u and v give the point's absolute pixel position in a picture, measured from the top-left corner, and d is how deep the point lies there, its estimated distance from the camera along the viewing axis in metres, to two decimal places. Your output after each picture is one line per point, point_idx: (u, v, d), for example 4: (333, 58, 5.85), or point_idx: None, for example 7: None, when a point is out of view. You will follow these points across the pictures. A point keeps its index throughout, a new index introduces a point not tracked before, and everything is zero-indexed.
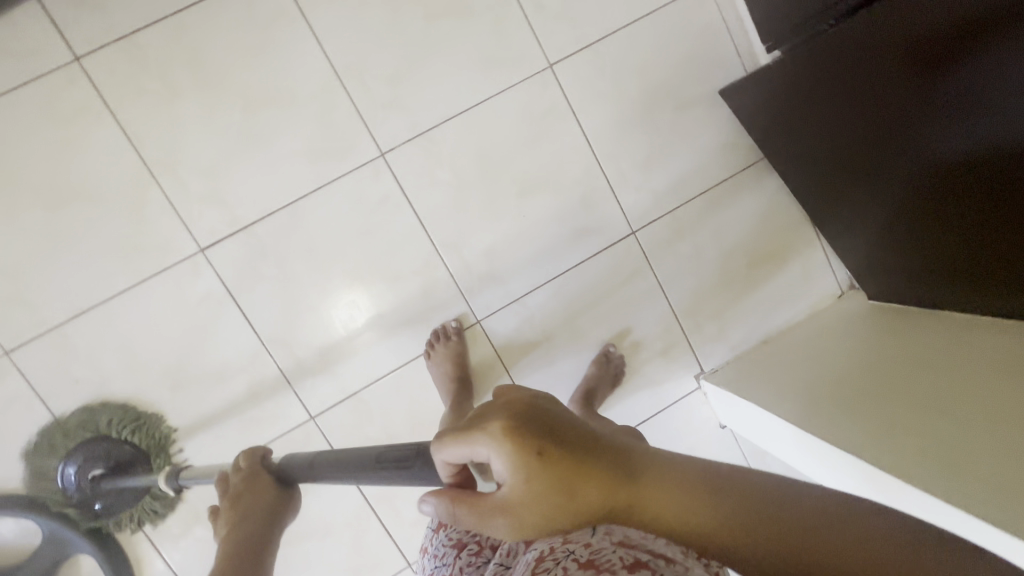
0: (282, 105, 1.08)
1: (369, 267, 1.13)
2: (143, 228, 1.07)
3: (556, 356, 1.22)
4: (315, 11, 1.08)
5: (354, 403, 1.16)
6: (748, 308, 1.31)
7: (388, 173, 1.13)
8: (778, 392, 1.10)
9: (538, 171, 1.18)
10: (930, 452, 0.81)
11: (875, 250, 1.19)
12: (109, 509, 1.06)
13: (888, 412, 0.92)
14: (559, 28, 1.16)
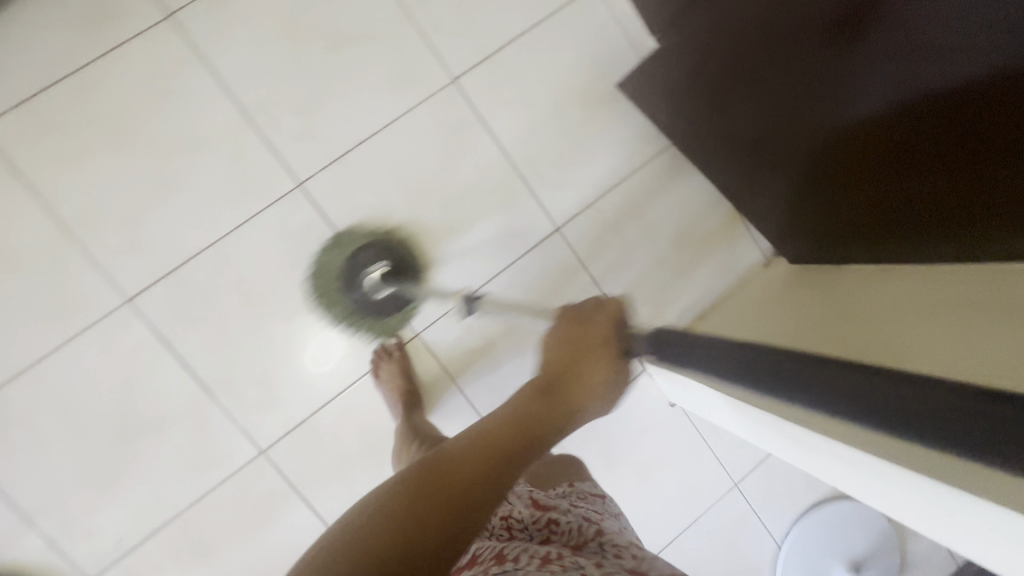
0: (192, 147, 1.05)
1: (303, 298, 1.09)
2: (66, 286, 1.04)
3: (500, 360, 1.15)
4: (213, 46, 1.05)
5: (304, 430, 1.11)
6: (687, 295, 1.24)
7: (307, 201, 1.08)
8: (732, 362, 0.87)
9: (460, 183, 1.14)
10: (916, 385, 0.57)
11: (816, 225, 1.06)
12: (359, 311, 1.11)
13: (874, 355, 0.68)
14: (458, 39, 1.12)
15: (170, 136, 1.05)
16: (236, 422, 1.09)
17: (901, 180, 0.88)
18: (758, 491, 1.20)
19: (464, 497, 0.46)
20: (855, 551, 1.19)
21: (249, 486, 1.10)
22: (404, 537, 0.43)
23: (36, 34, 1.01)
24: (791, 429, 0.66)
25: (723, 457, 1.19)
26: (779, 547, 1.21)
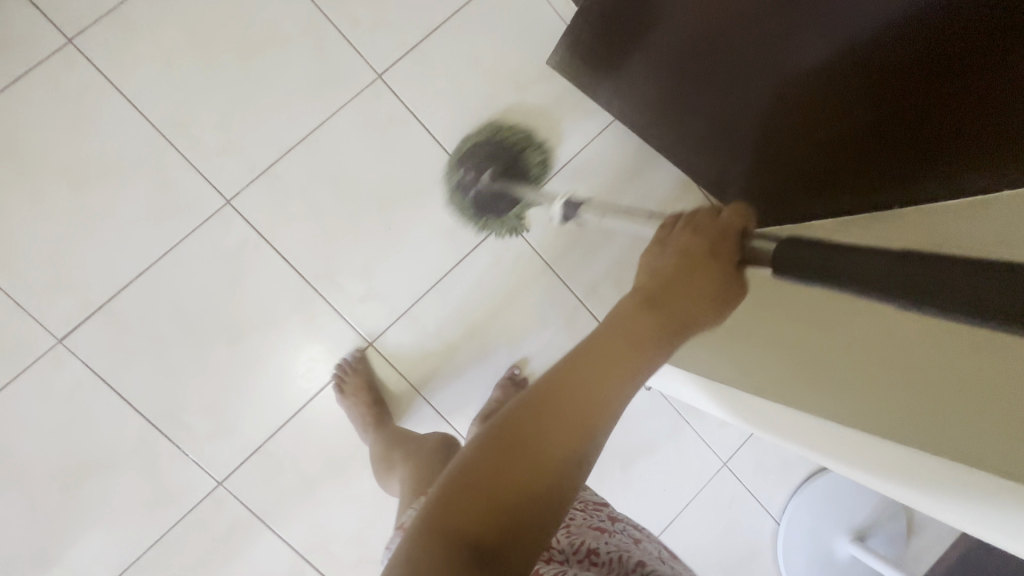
0: (338, 82, 1.05)
1: (419, 208, 1.09)
2: (169, 193, 1.00)
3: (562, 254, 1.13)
4: (355, 22, 1.06)
5: (407, 320, 1.10)
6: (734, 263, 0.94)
7: (390, 94, 1.07)
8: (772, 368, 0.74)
9: (547, 105, 1.14)
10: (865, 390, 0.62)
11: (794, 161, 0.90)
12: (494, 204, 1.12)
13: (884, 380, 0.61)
14: (550, 16, 1.12)
15: (259, 32, 1.02)
16: (342, 314, 1.07)
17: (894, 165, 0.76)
18: (749, 473, 1.25)
19: (530, 475, 0.40)
20: (858, 521, 1.25)
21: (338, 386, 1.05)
22: (492, 473, 0.40)
23: None
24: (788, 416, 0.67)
25: (709, 440, 1.23)
26: (778, 524, 1.26)
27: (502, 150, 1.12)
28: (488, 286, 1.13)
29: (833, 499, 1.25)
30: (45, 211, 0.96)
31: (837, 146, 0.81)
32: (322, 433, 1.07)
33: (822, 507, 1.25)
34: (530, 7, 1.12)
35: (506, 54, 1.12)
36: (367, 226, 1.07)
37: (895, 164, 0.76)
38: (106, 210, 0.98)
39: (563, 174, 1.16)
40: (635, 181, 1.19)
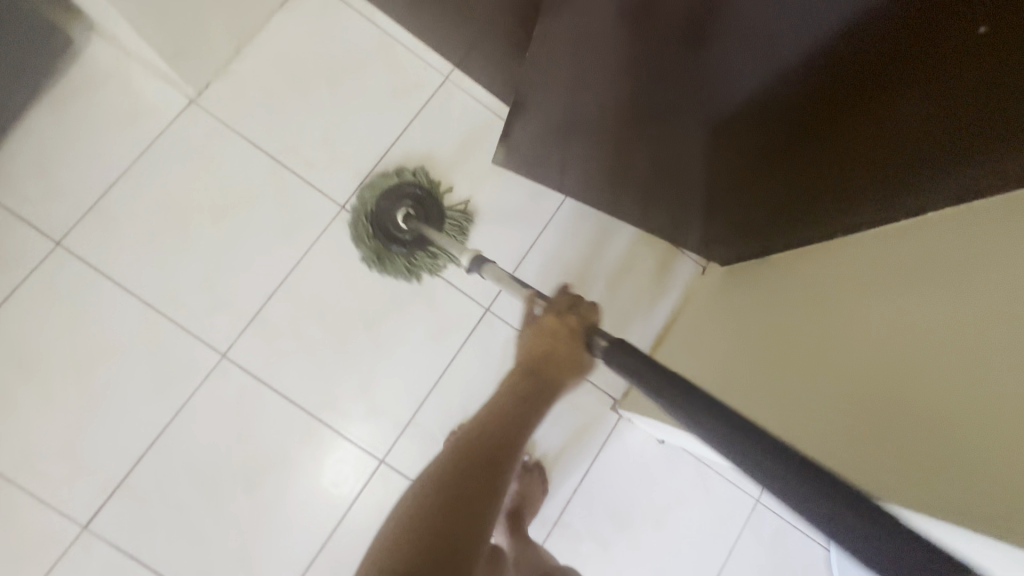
0: (307, 221, 1.13)
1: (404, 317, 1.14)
2: (168, 360, 1.05)
3: None
4: (311, 163, 1.15)
5: (415, 429, 1.12)
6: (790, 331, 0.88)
7: (356, 220, 1.14)
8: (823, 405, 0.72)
9: (501, 196, 1.21)
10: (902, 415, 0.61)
11: (753, 193, 0.94)
12: (403, 244, 1.12)
13: (919, 404, 0.60)
14: (487, 118, 1.22)
15: (227, 194, 1.11)
16: (350, 437, 1.10)
17: (851, 189, 0.81)
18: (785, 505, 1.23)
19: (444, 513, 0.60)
20: None
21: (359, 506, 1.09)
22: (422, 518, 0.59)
23: (63, 152, 1.06)
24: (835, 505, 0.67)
25: (735, 479, 1.21)
26: (828, 551, 1.22)
27: (422, 198, 1.15)
28: (486, 377, 1.16)
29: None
30: (55, 404, 1.01)
31: (807, 172, 0.83)
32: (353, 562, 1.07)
33: None
34: (466, 114, 1.21)
35: (454, 159, 1.20)
36: (359, 347, 1.12)
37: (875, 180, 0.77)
38: (111, 390, 1.03)
39: (532, 254, 1.22)
40: (600, 246, 1.25)
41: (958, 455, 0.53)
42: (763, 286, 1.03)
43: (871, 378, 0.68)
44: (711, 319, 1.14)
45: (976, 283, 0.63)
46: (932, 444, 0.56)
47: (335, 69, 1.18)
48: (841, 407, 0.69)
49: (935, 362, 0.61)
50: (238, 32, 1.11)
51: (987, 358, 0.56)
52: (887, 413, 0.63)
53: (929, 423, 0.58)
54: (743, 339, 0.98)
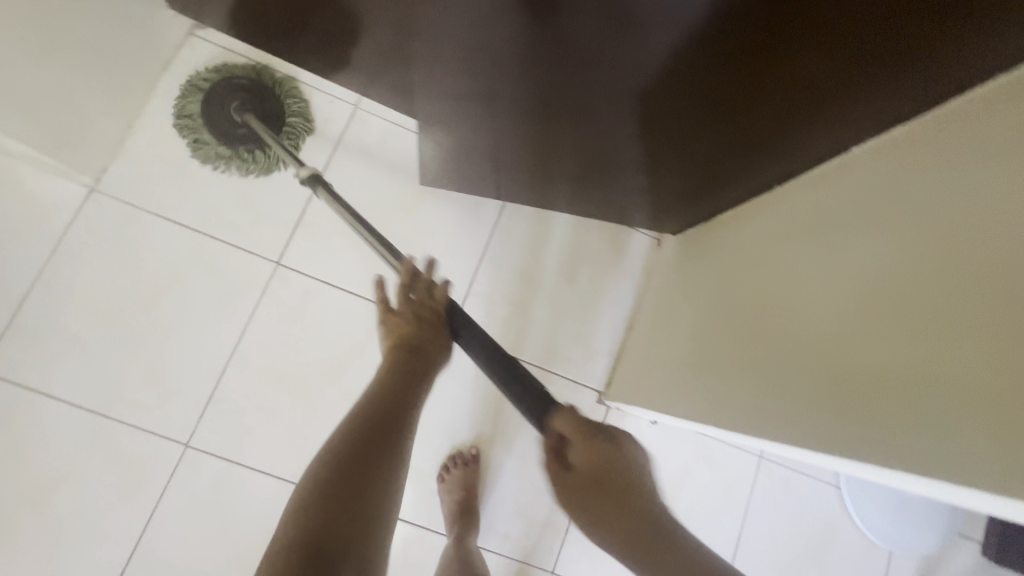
0: (242, 284, 1.07)
1: (367, 359, 1.09)
2: (128, 464, 0.99)
3: (519, 346, 1.17)
4: (234, 224, 1.09)
5: None
6: (760, 287, 0.86)
7: (294, 273, 1.09)
8: (806, 363, 0.70)
9: (438, 213, 1.17)
10: (887, 361, 0.59)
11: (686, 161, 0.93)
12: (234, 137, 1.08)
13: (898, 345, 0.58)
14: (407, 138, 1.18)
15: (153, 277, 1.05)
16: None
17: (778, 138, 0.80)
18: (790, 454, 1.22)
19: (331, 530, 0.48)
20: None
21: None
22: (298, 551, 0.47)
23: None
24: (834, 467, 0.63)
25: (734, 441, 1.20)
26: (839, 487, 1.21)
27: (261, 92, 1.10)
28: (463, 399, 1.12)
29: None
30: (18, 541, 0.94)
31: (737, 130, 0.81)
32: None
33: None
34: (384, 138, 1.17)
35: (382, 187, 1.15)
36: (326, 401, 1.07)
37: (824, 116, 0.73)
38: (75, 511, 0.96)
39: (483, 266, 1.18)
40: (549, 243, 1.22)
41: (941, 415, 0.50)
42: (724, 245, 1.00)
43: (856, 332, 0.64)
44: (676, 292, 1.12)
45: (942, 217, 0.59)
46: (916, 395, 0.54)
47: None
48: (825, 362, 0.67)
49: (912, 307, 0.58)
50: (125, 107, 1.05)
51: (956, 290, 0.54)
52: (873, 372, 0.60)
53: (912, 382, 0.55)
54: (716, 304, 0.95)
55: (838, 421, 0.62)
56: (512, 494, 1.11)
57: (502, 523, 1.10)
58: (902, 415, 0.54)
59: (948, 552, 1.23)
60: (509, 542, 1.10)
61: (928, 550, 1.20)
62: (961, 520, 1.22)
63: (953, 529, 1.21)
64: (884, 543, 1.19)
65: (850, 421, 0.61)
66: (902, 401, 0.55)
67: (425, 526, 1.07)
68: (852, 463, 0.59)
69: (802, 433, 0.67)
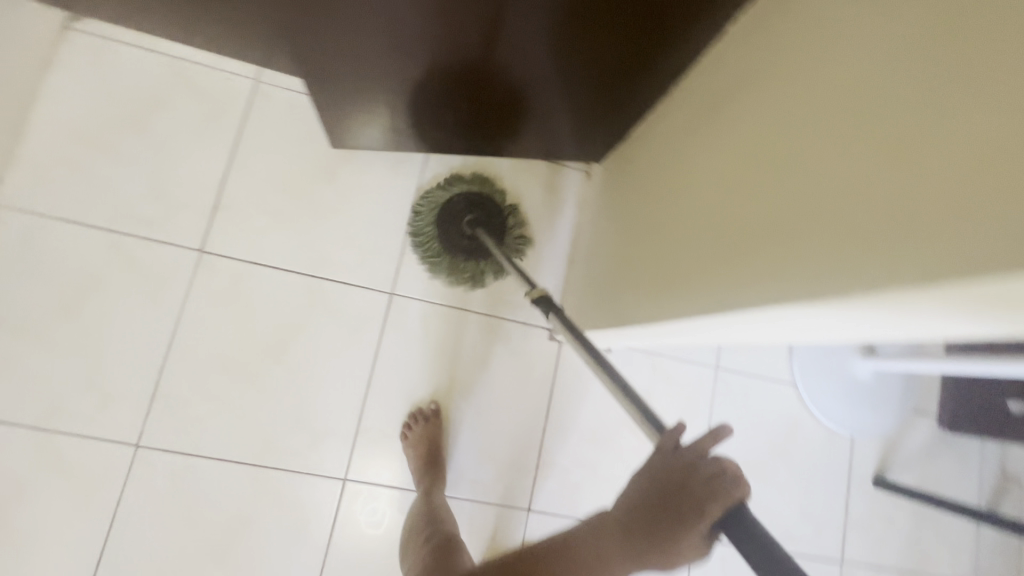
0: (168, 277, 1.05)
1: (310, 334, 1.08)
2: (80, 473, 0.97)
3: (465, 297, 1.16)
4: (148, 218, 1.06)
5: (365, 436, 1.08)
6: (683, 177, 0.83)
7: (220, 259, 1.07)
8: (737, 229, 0.66)
9: (360, 176, 1.14)
10: (817, 198, 0.55)
11: (581, 83, 0.90)
12: (442, 223, 1.12)
13: (827, 176, 0.54)
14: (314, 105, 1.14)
15: (73, 284, 1.02)
16: (303, 471, 1.04)
17: (657, 31, 0.78)
18: (743, 359, 1.24)
19: None
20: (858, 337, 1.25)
21: (340, 531, 1.04)
22: None
23: None
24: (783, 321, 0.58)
25: (689, 357, 1.22)
26: (796, 385, 1.25)
27: (479, 198, 1.14)
28: (414, 358, 1.12)
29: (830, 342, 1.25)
30: None
31: (615, 37, 0.79)
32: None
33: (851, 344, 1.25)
34: (291, 109, 1.13)
35: (298, 159, 1.12)
36: (275, 381, 1.06)
37: None
38: (33, 529, 0.95)
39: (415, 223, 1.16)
40: None
41: (874, 235, 0.47)
42: (643, 157, 0.99)
43: (774, 181, 0.61)
44: (607, 211, 1.10)
45: (840, 46, 0.56)
46: (861, 214, 0.49)
47: (133, 113, 1.08)
48: (755, 221, 0.63)
49: (834, 135, 0.54)
50: (8, 113, 1.00)
51: (875, 100, 0.50)
52: (793, 214, 0.57)
53: (835, 212, 0.52)
54: (646, 208, 0.92)
55: (780, 272, 0.57)
56: (477, 442, 1.12)
57: (471, 472, 1.11)
58: (851, 240, 0.49)
59: (905, 429, 1.28)
60: (483, 488, 1.12)
61: (886, 429, 1.24)
62: (914, 396, 1.27)
63: (907, 405, 1.26)
64: (846, 430, 1.23)
65: (776, 270, 0.58)
66: (845, 228, 0.50)
67: (394, 485, 1.07)
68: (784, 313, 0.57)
69: (731, 301, 0.64)
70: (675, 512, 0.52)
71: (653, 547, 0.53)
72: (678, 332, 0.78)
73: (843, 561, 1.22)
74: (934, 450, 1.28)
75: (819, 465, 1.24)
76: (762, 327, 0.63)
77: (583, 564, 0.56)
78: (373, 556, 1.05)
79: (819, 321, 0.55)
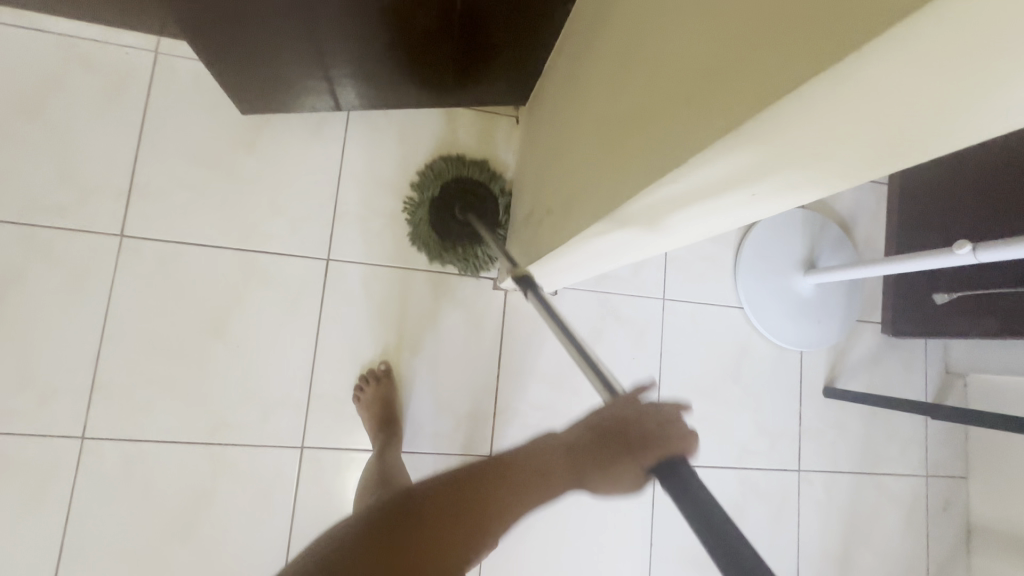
0: (90, 265, 1.02)
1: (250, 308, 1.07)
2: (28, 471, 0.96)
3: (404, 254, 1.14)
4: (60, 207, 1.02)
5: (317, 403, 1.08)
6: (582, 89, 0.80)
7: (143, 241, 1.04)
8: (623, 123, 0.63)
9: (280, 144, 1.11)
10: (679, 65, 0.51)
11: (478, 20, 0.87)
12: (434, 208, 1.12)
13: (686, 38, 0.50)
14: None
15: None
16: (258, 443, 1.04)
17: None
18: (689, 288, 1.26)
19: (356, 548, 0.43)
20: (800, 253, 1.27)
21: (303, 496, 1.05)
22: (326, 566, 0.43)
23: None
24: (681, 199, 0.56)
25: (636, 291, 1.23)
26: (742, 307, 1.27)
27: (474, 182, 1.14)
28: (359, 322, 1.11)
29: (765, 255, 1.26)
30: None
31: None
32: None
33: (794, 261, 1.27)
34: (198, 79, 1.08)
35: (213, 130, 1.08)
36: (218, 358, 1.04)
37: None
38: None
39: (345, 185, 1.13)
40: (405, 145, 1.16)
41: (728, 77, 0.43)
42: (554, 86, 0.96)
43: (660, 44, 0.56)
44: (529, 150, 1.07)
45: None
46: (713, 65, 0.45)
47: (28, 99, 1.02)
48: (638, 107, 0.59)
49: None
50: None
51: None
52: (676, 73, 0.51)
53: (709, 54, 0.46)
54: (557, 133, 0.90)
55: (659, 148, 0.53)
56: (432, 397, 1.13)
57: (429, 424, 1.12)
58: (709, 94, 0.45)
59: (851, 338, 1.32)
60: (443, 440, 1.13)
61: (832, 340, 1.28)
62: (857, 305, 1.30)
63: (851, 315, 1.29)
64: (795, 345, 1.26)
65: (664, 134, 0.52)
66: (704, 83, 0.46)
67: (353, 448, 1.08)
68: (681, 179, 0.51)
69: (624, 197, 0.60)
70: (625, 439, 0.47)
71: (598, 476, 0.47)
72: (604, 239, 0.73)
73: (801, 471, 1.27)
74: (880, 356, 1.33)
75: (771, 381, 1.28)
76: (666, 211, 0.59)
77: (521, 488, 0.47)
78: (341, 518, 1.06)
79: (707, 182, 0.51)
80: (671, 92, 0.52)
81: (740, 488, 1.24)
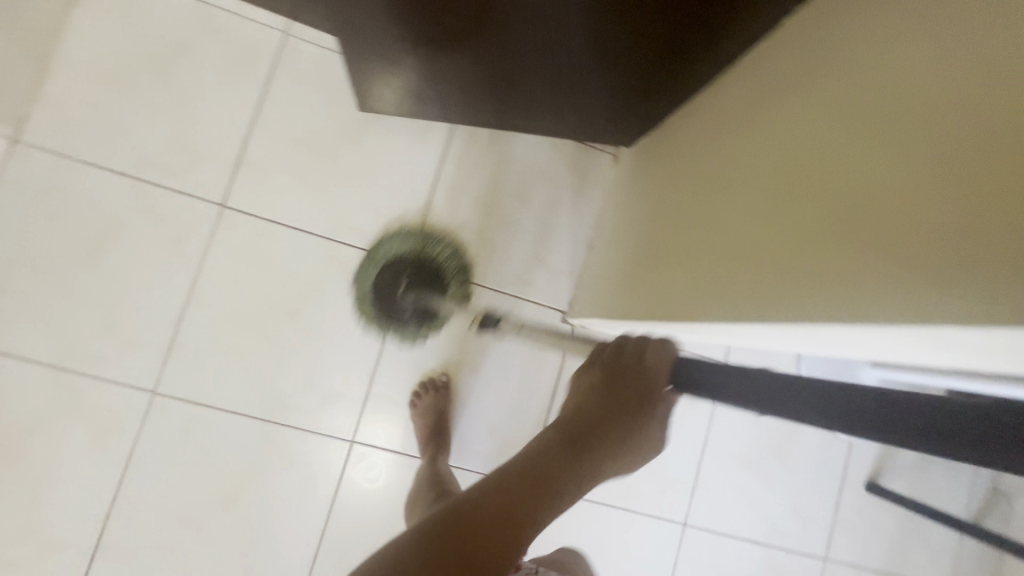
0: (188, 229, 1.05)
1: (327, 297, 1.09)
2: (99, 415, 1.00)
3: (481, 272, 1.16)
4: (171, 168, 1.05)
5: (373, 401, 1.10)
6: (710, 178, 0.82)
7: (241, 216, 1.07)
8: (770, 241, 0.65)
9: (383, 143, 1.13)
10: (858, 220, 0.53)
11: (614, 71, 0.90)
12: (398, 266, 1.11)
13: (869, 198, 0.53)
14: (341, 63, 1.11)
15: (93, 231, 1.02)
16: (311, 429, 1.07)
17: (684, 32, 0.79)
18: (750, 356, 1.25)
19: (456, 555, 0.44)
20: None
21: (344, 489, 1.08)
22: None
23: None
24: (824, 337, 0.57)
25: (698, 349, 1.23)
26: None
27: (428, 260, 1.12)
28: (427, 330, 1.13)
29: None
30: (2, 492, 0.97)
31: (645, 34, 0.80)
32: (358, 539, 1.08)
33: None
34: (319, 66, 1.10)
35: (323, 118, 1.10)
36: (289, 341, 1.07)
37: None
38: (53, 462, 0.99)
39: (438, 194, 1.14)
40: (501, 165, 1.17)
41: (918, 265, 0.45)
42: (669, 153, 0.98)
43: (827, 186, 0.58)
44: (630, 202, 1.08)
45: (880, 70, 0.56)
46: (903, 243, 0.47)
47: (159, 59, 1.05)
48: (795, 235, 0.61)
49: (877, 158, 0.53)
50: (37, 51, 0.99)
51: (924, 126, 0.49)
52: (853, 228, 0.54)
53: (898, 231, 0.48)
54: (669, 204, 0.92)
55: (823, 291, 0.55)
56: (482, 415, 1.15)
57: (476, 442, 1.14)
58: (893, 268, 0.47)
59: None
60: (485, 460, 1.14)
61: None
62: None
63: None
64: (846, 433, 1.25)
65: (822, 280, 0.56)
66: (888, 254, 0.48)
67: (400, 451, 1.10)
68: (812, 327, 0.56)
69: (763, 315, 0.63)
70: (628, 389, 0.57)
71: (620, 419, 0.56)
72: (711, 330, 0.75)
73: (827, 559, 1.26)
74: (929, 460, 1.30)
75: (814, 464, 1.26)
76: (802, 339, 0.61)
77: (565, 451, 0.52)
78: (376, 516, 1.08)
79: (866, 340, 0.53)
80: (845, 244, 0.54)
81: (763, 563, 1.23)
